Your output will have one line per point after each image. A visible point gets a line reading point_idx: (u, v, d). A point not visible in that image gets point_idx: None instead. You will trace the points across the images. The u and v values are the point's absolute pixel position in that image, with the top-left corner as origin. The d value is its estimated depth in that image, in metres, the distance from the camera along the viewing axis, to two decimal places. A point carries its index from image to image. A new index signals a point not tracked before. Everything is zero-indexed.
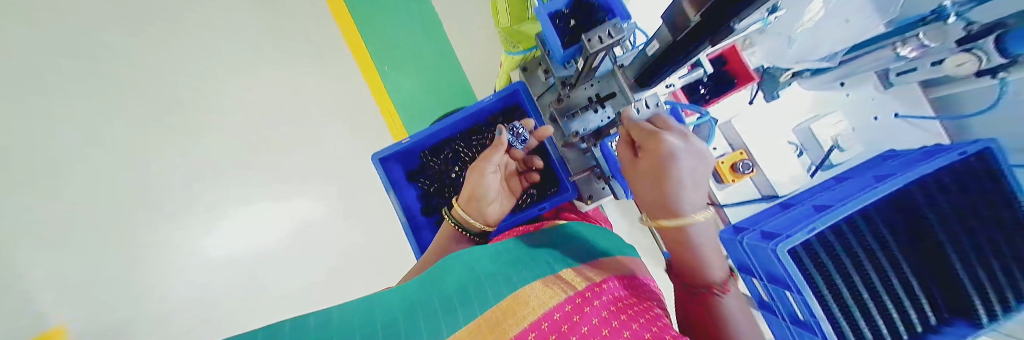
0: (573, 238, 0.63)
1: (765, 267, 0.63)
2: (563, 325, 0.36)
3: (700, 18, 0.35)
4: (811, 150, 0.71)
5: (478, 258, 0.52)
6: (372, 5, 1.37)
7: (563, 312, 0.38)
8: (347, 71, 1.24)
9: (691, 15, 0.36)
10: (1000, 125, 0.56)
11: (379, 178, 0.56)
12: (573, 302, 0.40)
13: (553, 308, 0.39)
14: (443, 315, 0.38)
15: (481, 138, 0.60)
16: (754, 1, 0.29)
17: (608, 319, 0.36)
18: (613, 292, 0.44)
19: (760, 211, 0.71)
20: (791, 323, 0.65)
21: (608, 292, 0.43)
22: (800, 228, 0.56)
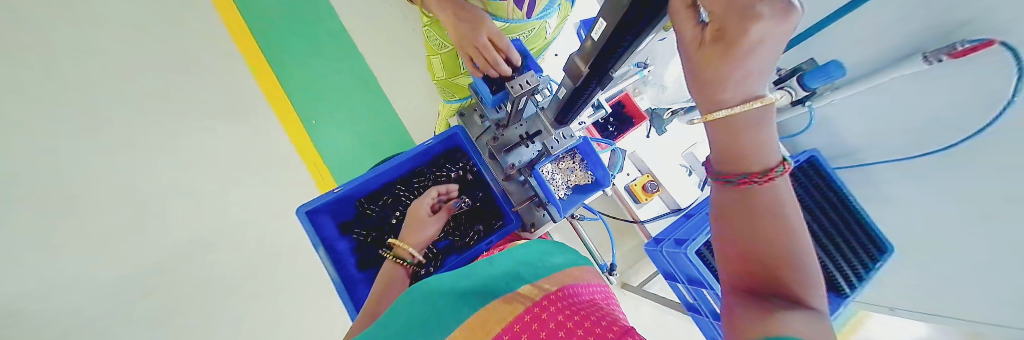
0: (537, 247, 0.47)
1: (684, 271, 0.74)
2: None
3: (589, 70, 0.37)
4: (697, 170, 0.85)
5: (421, 291, 0.39)
6: (296, 59, 1.32)
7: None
8: (269, 125, 1.15)
9: (582, 68, 0.38)
10: (816, 139, 0.78)
11: (305, 230, 0.59)
12: (523, 321, 0.31)
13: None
14: None
15: (420, 181, 0.68)
16: (625, 54, 0.33)
17: (557, 333, 0.30)
18: (576, 296, 0.36)
19: (670, 224, 0.80)
20: (713, 320, 0.73)
21: (568, 295, 0.35)
22: (698, 231, 0.69)
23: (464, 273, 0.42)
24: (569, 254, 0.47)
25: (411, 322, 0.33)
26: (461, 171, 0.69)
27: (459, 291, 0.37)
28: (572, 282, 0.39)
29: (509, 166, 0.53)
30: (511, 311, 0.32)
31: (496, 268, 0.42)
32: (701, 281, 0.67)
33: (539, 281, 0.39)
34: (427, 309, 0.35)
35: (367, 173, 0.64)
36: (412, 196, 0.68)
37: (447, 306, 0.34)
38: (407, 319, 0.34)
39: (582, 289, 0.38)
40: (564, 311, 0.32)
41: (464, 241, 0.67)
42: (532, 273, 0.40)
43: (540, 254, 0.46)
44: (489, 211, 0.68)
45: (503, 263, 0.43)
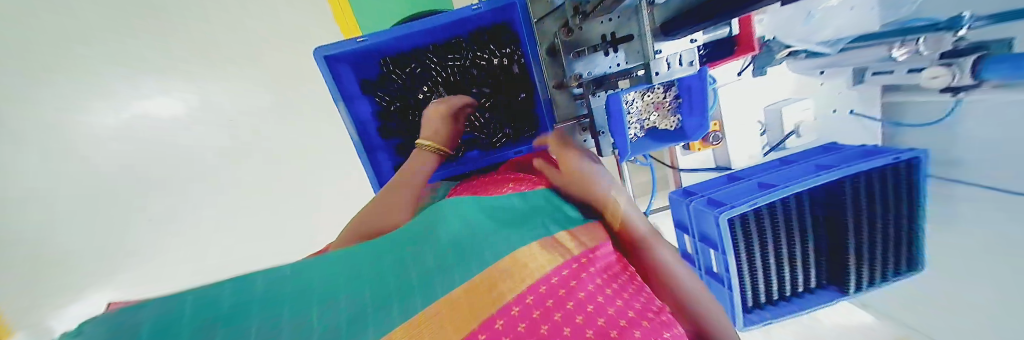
0: (577, 194, 0.49)
1: (700, 228, 0.66)
2: (560, 290, 0.28)
3: None
4: (772, 132, 0.73)
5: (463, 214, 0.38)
6: None
7: (562, 276, 0.30)
8: None
9: None
10: (936, 141, 0.63)
11: (324, 78, 0.51)
12: (570, 266, 0.32)
13: (553, 270, 0.30)
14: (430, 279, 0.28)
15: (458, 58, 0.57)
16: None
17: (602, 289, 0.30)
18: (613, 249, 0.38)
19: (708, 180, 0.74)
20: (702, 274, 0.71)
21: (610, 249, 0.37)
22: (743, 200, 0.59)
23: (502, 208, 0.42)
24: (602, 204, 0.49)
25: (455, 245, 0.33)
26: (506, 59, 0.57)
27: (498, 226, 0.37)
28: (608, 238, 0.40)
29: (573, 76, 0.42)
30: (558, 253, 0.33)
31: (532, 208, 0.43)
32: (715, 244, 0.61)
33: (577, 229, 0.40)
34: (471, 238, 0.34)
35: (396, 30, 0.52)
36: (443, 74, 0.58)
37: (496, 238, 0.34)
38: (451, 241, 0.34)
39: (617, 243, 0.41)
40: (608, 269, 0.34)
41: (491, 140, 0.61)
42: (569, 220, 0.41)
43: (575, 200, 0.47)
44: (525, 117, 0.60)
45: (537, 204, 0.43)
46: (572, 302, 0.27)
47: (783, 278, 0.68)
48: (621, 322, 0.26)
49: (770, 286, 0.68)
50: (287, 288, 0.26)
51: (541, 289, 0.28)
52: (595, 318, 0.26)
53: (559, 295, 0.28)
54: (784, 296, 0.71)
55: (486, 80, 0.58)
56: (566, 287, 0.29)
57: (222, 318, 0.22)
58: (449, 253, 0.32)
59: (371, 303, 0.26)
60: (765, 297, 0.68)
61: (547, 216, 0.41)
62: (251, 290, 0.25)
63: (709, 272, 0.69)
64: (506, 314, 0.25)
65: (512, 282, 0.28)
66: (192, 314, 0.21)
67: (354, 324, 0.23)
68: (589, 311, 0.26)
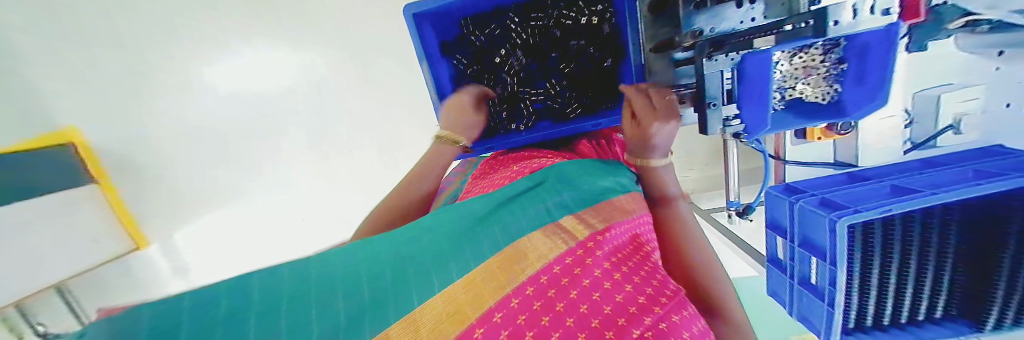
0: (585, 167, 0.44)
1: (803, 231, 0.57)
2: (562, 278, 0.26)
3: None
4: (920, 124, 0.59)
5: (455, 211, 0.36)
6: None
7: (565, 265, 0.28)
8: None
9: None
10: None
11: (409, 37, 0.51)
12: (574, 254, 0.29)
13: (556, 259, 0.28)
14: (431, 269, 0.26)
15: (542, 18, 0.53)
16: None
17: (611, 276, 0.28)
18: (621, 236, 0.33)
19: (818, 177, 0.63)
20: (794, 284, 0.62)
21: (618, 232, 0.33)
22: (870, 205, 0.49)
23: (497, 198, 0.39)
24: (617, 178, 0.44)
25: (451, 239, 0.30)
26: (596, 18, 0.52)
27: (493, 216, 0.36)
28: (617, 219, 0.35)
29: (691, 33, 0.39)
30: (560, 245, 0.30)
31: (533, 196, 0.39)
32: (822, 252, 0.53)
33: (580, 213, 0.36)
34: (468, 233, 0.32)
35: None
36: (523, 36, 0.55)
37: (491, 232, 0.32)
38: (447, 236, 0.31)
39: (625, 224, 0.35)
40: (617, 254, 0.31)
41: (564, 111, 0.57)
42: (575, 205, 0.37)
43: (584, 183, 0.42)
44: (609, 86, 0.54)
45: (537, 192, 0.40)
46: (574, 290, 0.25)
47: (903, 302, 0.56)
48: (630, 309, 0.24)
49: (882, 308, 0.56)
50: (281, 281, 0.22)
51: (542, 279, 0.26)
52: (600, 307, 0.24)
53: (562, 285, 0.26)
54: (898, 321, 0.58)
55: (569, 43, 0.54)
56: (569, 275, 0.27)
57: (218, 322, 0.17)
58: (446, 245, 0.30)
59: (375, 294, 0.23)
60: (871, 320, 0.58)
61: (549, 202, 0.37)
62: (241, 288, 0.20)
63: (805, 283, 0.59)
64: (508, 304, 0.23)
65: (512, 271, 0.27)
66: (186, 313, 0.17)
67: (364, 316, 0.21)
68: (592, 299, 0.25)
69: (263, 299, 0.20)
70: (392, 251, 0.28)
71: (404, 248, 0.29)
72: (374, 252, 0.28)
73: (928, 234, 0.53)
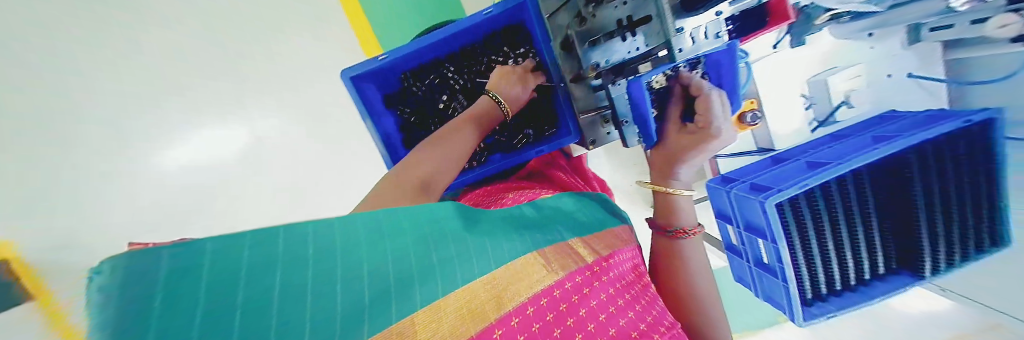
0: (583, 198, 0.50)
1: (745, 217, 0.63)
2: (573, 297, 0.31)
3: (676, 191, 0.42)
4: (819, 104, 0.67)
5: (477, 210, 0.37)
6: None
7: (576, 282, 0.33)
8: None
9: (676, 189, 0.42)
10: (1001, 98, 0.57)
11: (351, 98, 0.54)
12: (585, 274, 0.34)
13: (568, 275, 0.33)
14: (456, 262, 0.28)
15: (474, 64, 0.57)
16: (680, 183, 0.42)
17: (614, 298, 0.34)
18: (624, 263, 0.39)
19: (749, 164, 0.69)
20: (752, 267, 0.69)
21: (622, 259, 0.39)
22: (792, 183, 0.55)
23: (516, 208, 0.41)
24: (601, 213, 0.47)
25: (475, 236, 0.32)
26: (520, 59, 0.56)
27: (513, 222, 0.38)
28: (622, 244, 0.42)
29: (590, 67, 0.45)
30: (568, 263, 0.34)
31: (543, 215, 0.42)
32: (764, 232, 0.58)
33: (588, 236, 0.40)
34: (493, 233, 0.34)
35: (414, 42, 0.54)
36: (460, 81, 0.59)
37: (510, 237, 0.34)
38: (473, 230, 0.33)
39: (626, 255, 0.41)
40: (619, 280, 0.36)
41: (514, 142, 0.61)
42: (582, 229, 0.41)
43: (582, 213, 0.46)
44: (545, 116, 0.59)
45: (550, 212, 0.43)
46: (584, 309, 0.31)
47: (845, 265, 0.62)
48: (631, 333, 0.32)
49: (830, 273, 0.62)
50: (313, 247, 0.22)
51: (556, 293, 0.31)
52: (606, 327, 0.31)
53: (572, 302, 0.31)
54: (848, 284, 0.63)
55: None
56: (579, 294, 0.32)
57: (243, 276, 0.18)
58: (471, 240, 0.31)
59: (396, 282, 0.25)
60: (825, 288, 0.62)
61: (561, 225, 0.41)
62: (274, 241, 0.21)
63: (759, 263, 0.66)
64: (524, 311, 0.28)
65: (529, 280, 0.30)
66: (209, 270, 0.17)
67: (388, 304, 0.23)
68: (598, 321, 0.31)
69: (290, 263, 0.21)
70: (421, 233, 0.29)
71: (436, 229, 0.31)
72: (402, 228, 0.28)
73: (847, 200, 0.60)
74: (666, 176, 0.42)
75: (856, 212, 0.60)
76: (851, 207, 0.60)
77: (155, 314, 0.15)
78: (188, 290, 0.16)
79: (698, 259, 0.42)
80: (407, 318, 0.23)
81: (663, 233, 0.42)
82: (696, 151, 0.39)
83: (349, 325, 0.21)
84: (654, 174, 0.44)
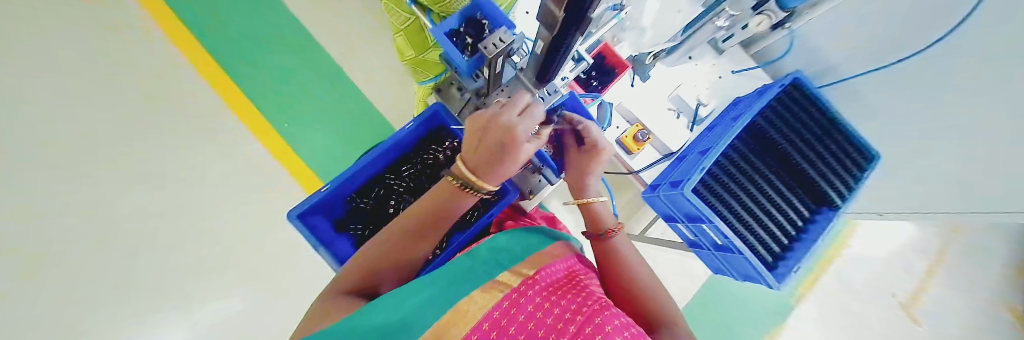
0: (523, 236, 0.52)
1: (683, 211, 0.74)
2: (501, 321, 0.32)
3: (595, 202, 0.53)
4: (685, 111, 0.86)
5: (402, 294, 0.37)
6: (241, 56, 1.23)
7: (502, 309, 0.34)
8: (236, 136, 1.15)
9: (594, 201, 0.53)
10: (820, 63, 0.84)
11: (301, 233, 0.58)
12: (509, 298, 0.35)
13: (492, 307, 0.34)
14: None
15: (410, 166, 0.66)
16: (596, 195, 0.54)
17: (544, 304, 0.35)
18: (552, 274, 0.42)
19: (663, 170, 0.81)
20: (715, 251, 0.78)
21: (547, 273, 0.41)
22: (695, 171, 0.68)
23: (449, 271, 0.42)
24: (537, 238, 0.52)
25: (398, 319, 0.31)
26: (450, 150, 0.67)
27: (440, 286, 0.38)
28: (546, 262, 0.44)
29: None
30: (491, 298, 0.35)
31: (476, 262, 0.44)
32: (701, 218, 0.69)
33: (517, 266, 0.43)
34: (415, 306, 0.34)
35: (351, 168, 0.62)
36: (403, 182, 0.66)
37: (434, 300, 0.35)
38: (394, 313, 0.33)
39: (557, 265, 0.44)
40: (548, 287, 0.38)
41: (468, 217, 0.68)
42: (511, 261, 0.44)
43: (517, 246, 0.48)
44: (487, 186, 0.68)
45: (482, 256, 0.46)
46: (513, 326, 0.31)
47: (778, 220, 0.74)
48: (557, 326, 0.32)
49: (771, 231, 0.73)
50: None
51: (485, 325, 0.32)
52: (535, 331, 0.31)
53: (501, 326, 0.31)
54: (791, 236, 0.75)
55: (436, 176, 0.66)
56: (507, 318, 0.32)
57: None
58: (391, 324, 0.30)
59: None
60: (777, 246, 0.73)
61: (488, 267, 0.43)
62: None
63: (718, 246, 0.76)
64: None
65: (456, 326, 0.31)
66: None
67: None
68: (528, 329, 0.31)
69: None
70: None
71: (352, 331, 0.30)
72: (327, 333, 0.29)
73: (745, 170, 0.75)
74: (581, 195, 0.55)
75: (756, 177, 0.74)
76: (750, 173, 0.75)
77: None
78: None
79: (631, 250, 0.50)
80: None
81: (596, 238, 0.52)
82: (596, 163, 0.52)
83: None
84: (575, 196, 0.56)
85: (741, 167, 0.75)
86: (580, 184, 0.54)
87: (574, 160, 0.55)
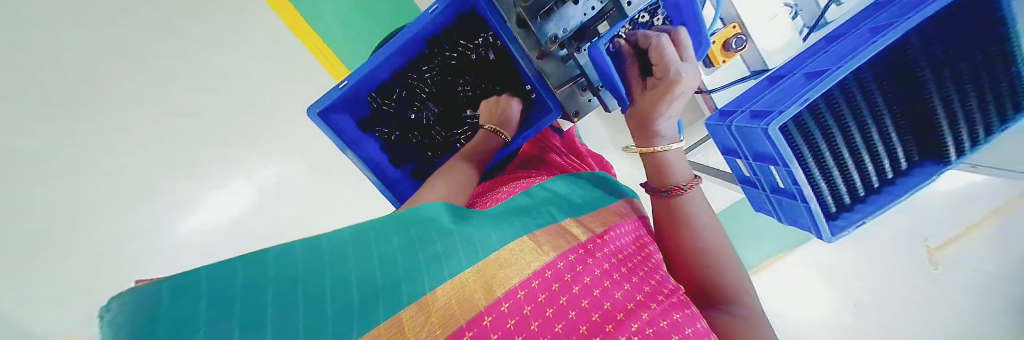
0: (583, 185, 0.52)
1: (751, 147, 0.61)
2: (566, 274, 0.33)
3: (660, 149, 0.43)
4: (806, 10, 0.62)
5: (470, 214, 0.39)
6: None
7: (569, 262, 0.34)
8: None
9: (661, 147, 0.43)
10: None
11: (324, 134, 0.53)
12: (577, 252, 0.36)
13: (559, 256, 0.34)
14: (438, 259, 0.30)
15: (435, 67, 0.56)
16: (661, 138, 0.43)
17: (610, 272, 0.35)
18: (622, 237, 0.41)
19: (747, 90, 0.65)
20: (769, 193, 0.68)
21: (621, 235, 0.41)
22: (792, 101, 0.52)
23: (512, 203, 0.43)
24: (597, 191, 0.52)
25: (461, 234, 0.34)
26: (482, 49, 0.54)
27: (507, 217, 0.40)
28: (619, 221, 0.44)
29: (549, 40, 0.44)
30: (559, 248, 0.36)
31: (536, 201, 0.45)
32: (774, 158, 0.56)
33: (581, 218, 0.43)
34: (480, 230, 0.35)
35: (367, 63, 0.52)
36: (429, 86, 0.57)
37: (497, 229, 0.36)
38: (462, 227, 0.35)
39: (625, 228, 0.43)
40: (617, 254, 0.38)
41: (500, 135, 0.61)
42: (574, 211, 0.44)
43: (575, 194, 0.49)
44: (524, 98, 0.57)
45: (544, 196, 0.46)
46: (577, 286, 0.32)
47: (866, 170, 0.61)
48: (628, 305, 0.32)
49: (849, 181, 0.61)
50: (290, 276, 0.26)
51: (547, 273, 0.32)
52: (601, 302, 0.31)
53: (565, 281, 0.32)
54: (872, 188, 0.62)
55: (461, 82, 0.57)
56: (573, 275, 0.33)
57: (237, 299, 0.22)
58: (457, 237, 0.33)
59: (380, 286, 0.27)
60: (848, 198, 0.63)
61: (551, 208, 0.44)
62: (263, 266, 0.25)
63: (775, 189, 0.66)
64: (517, 297, 0.29)
65: (521, 267, 0.32)
66: (205, 303, 0.21)
67: (364, 305, 0.26)
68: (593, 295, 0.32)
69: (281, 281, 0.25)
70: (407, 238, 0.32)
71: (420, 231, 0.34)
72: (388, 234, 0.32)
73: (856, 107, 0.58)
74: (644, 138, 0.44)
75: (865, 115, 0.58)
76: (859, 110, 0.58)
77: (154, 321, 0.19)
78: (183, 311, 0.20)
79: (702, 209, 0.43)
80: (393, 317, 0.25)
81: (658, 195, 0.44)
82: (664, 103, 0.41)
83: (339, 323, 0.24)
84: (635, 136, 0.45)
85: (851, 101, 0.58)
86: (643, 123, 0.44)
87: (637, 103, 0.44)
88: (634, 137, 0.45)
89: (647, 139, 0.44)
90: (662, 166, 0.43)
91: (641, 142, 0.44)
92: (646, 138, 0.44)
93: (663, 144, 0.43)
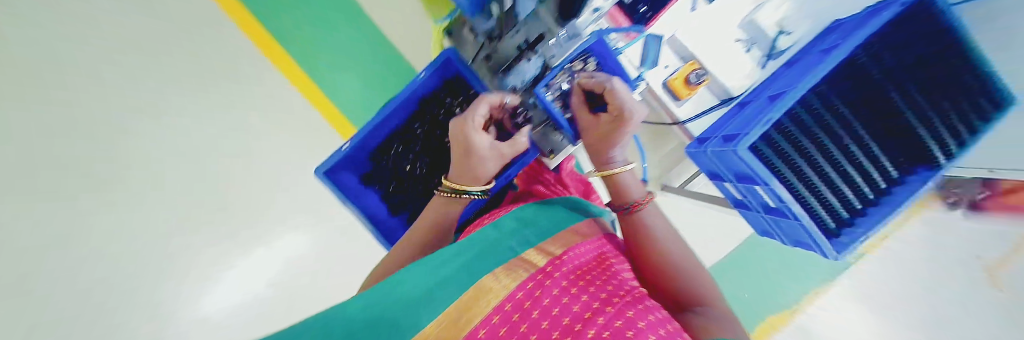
0: (549, 211, 0.54)
1: (732, 169, 0.62)
2: (525, 302, 0.32)
3: (617, 171, 0.47)
4: (759, 43, 0.68)
5: (429, 263, 0.39)
6: None
7: (526, 291, 0.34)
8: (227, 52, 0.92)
9: (617, 168, 0.47)
10: None
11: (328, 190, 0.59)
12: (534, 279, 0.36)
13: (517, 286, 0.34)
14: (409, 317, 0.28)
15: (427, 123, 0.63)
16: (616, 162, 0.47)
17: (568, 289, 0.35)
18: (580, 257, 0.42)
19: (720, 118, 0.69)
20: (764, 214, 0.68)
21: (575, 255, 0.41)
22: (756, 122, 0.55)
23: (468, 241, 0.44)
24: (561, 215, 0.54)
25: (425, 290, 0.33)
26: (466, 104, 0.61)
27: (466, 258, 0.40)
28: (578, 242, 0.45)
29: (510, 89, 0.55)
30: (517, 278, 0.36)
31: (501, 234, 0.47)
32: (754, 178, 0.58)
33: (541, 244, 0.44)
34: (440, 279, 0.35)
35: (367, 126, 0.59)
36: (421, 141, 0.64)
37: (458, 273, 0.36)
38: (423, 282, 0.34)
39: (586, 247, 0.44)
40: (575, 271, 0.38)
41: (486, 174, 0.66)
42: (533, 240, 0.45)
43: (539, 220, 0.51)
44: None
45: (506, 228, 0.48)
46: (538, 309, 0.31)
47: (856, 183, 0.60)
48: (585, 315, 0.31)
49: (842, 195, 0.61)
50: None
51: (507, 306, 0.31)
52: (561, 318, 0.30)
53: (524, 308, 0.31)
54: (869, 199, 0.61)
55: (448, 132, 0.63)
56: (533, 300, 0.32)
57: None
58: (416, 294, 0.32)
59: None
60: (845, 211, 0.61)
61: (512, 241, 0.45)
62: None
63: (768, 209, 0.66)
64: (490, 322, 0.29)
65: (486, 300, 0.32)
66: None
67: None
68: (553, 315, 0.31)
69: None
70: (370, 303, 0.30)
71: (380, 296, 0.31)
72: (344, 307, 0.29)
73: (826, 124, 0.60)
74: (601, 161, 0.48)
75: (836, 129, 0.60)
76: (830, 125, 0.60)
77: None
78: None
79: (661, 223, 0.45)
80: None
81: (622, 211, 0.47)
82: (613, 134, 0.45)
83: None
84: (595, 162, 0.49)
85: (820, 118, 0.60)
86: (598, 149, 0.48)
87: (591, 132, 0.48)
88: (594, 163, 0.49)
89: (603, 162, 0.48)
90: (619, 185, 0.47)
91: (600, 166, 0.48)
92: (603, 161, 0.48)
93: (617, 166, 0.47)
